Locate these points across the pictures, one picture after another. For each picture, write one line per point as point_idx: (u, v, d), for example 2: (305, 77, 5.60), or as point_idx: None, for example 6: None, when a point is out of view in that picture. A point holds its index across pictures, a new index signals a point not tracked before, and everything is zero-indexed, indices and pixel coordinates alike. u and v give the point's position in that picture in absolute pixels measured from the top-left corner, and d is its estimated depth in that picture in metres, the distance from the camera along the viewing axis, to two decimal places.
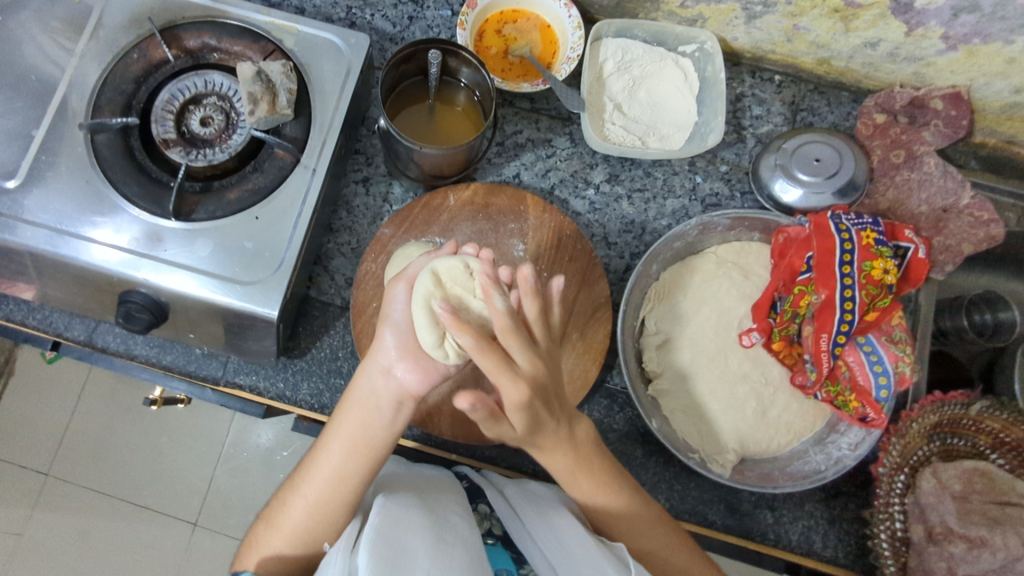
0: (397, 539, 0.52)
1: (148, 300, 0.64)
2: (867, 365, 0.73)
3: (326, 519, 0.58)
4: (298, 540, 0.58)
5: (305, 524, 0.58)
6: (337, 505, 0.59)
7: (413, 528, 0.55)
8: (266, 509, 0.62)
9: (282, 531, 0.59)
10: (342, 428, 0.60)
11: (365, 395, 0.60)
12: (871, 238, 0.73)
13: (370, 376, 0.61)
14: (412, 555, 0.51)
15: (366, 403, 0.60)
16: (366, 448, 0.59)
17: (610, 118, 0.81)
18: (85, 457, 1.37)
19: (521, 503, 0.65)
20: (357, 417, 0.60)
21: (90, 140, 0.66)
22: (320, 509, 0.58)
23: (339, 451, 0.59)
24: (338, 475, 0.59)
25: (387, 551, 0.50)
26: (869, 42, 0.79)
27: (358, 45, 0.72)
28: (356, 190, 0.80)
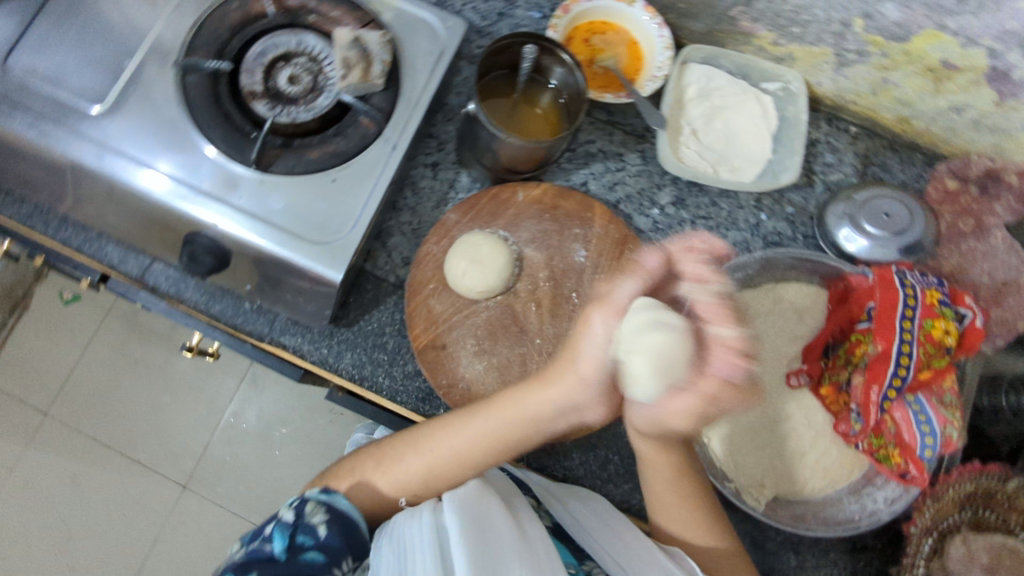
0: (483, 517, 0.54)
1: (213, 244, 0.64)
2: (915, 423, 0.70)
3: (435, 478, 0.65)
4: (415, 481, 0.65)
5: (420, 470, 0.65)
6: (453, 471, 0.65)
7: (493, 507, 0.56)
8: (368, 448, 0.67)
9: (401, 465, 0.65)
10: (504, 414, 0.65)
11: (536, 408, 0.65)
12: (935, 297, 0.72)
13: (552, 393, 0.65)
14: (498, 537, 0.53)
15: (533, 413, 0.65)
16: (500, 446, 0.65)
17: (686, 141, 0.81)
18: (85, 402, 1.35)
19: (586, 513, 0.67)
20: (513, 418, 0.65)
21: (179, 80, 0.66)
22: (433, 473, 0.65)
23: (477, 440, 0.64)
24: (481, 444, 0.65)
25: (477, 529, 0.52)
26: (956, 106, 0.78)
27: (455, 29, 0.73)
28: (424, 172, 0.80)
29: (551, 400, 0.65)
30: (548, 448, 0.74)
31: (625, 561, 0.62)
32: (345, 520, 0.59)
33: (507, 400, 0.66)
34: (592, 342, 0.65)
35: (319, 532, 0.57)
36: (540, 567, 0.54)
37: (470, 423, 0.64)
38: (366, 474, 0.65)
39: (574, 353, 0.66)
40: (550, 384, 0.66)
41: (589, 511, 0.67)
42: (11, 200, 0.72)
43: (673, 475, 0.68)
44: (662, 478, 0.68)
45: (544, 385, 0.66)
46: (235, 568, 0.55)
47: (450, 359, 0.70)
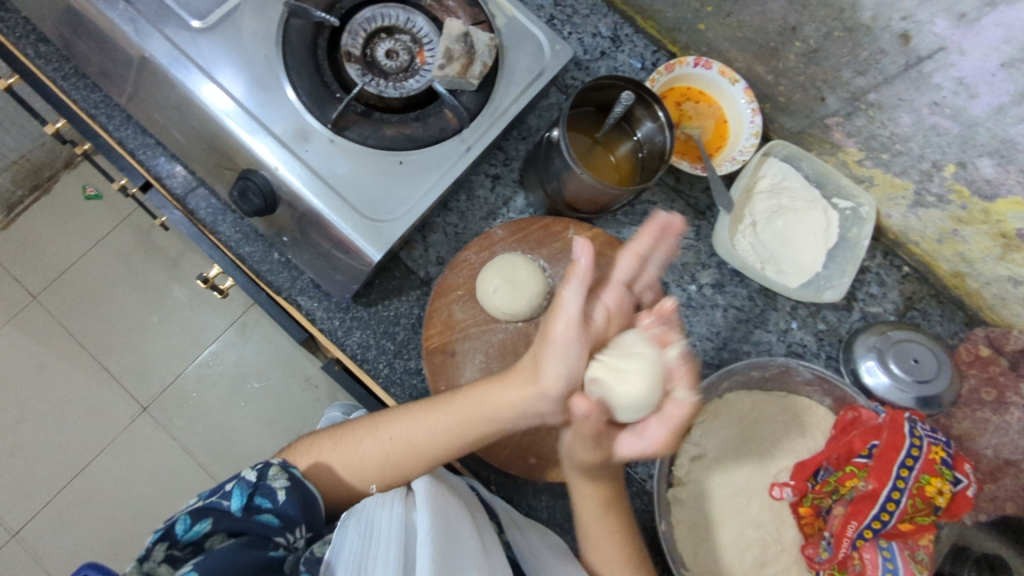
0: (452, 520, 0.51)
1: (267, 187, 0.62)
2: (880, 568, 0.69)
3: (394, 467, 0.60)
4: (381, 465, 0.60)
5: (376, 457, 0.60)
6: (412, 462, 0.60)
7: (463, 517, 0.54)
8: (328, 426, 0.63)
9: (358, 449, 0.60)
10: (466, 407, 0.60)
11: (495, 406, 0.60)
12: (938, 455, 0.69)
13: (514, 393, 0.59)
14: (464, 543, 0.50)
15: (492, 409, 0.60)
16: (462, 441, 0.61)
17: (742, 231, 0.81)
18: (77, 297, 1.34)
19: (542, 551, 0.62)
20: (469, 411, 0.60)
21: (284, 20, 0.66)
22: (392, 461, 0.60)
23: (435, 430, 0.60)
24: (442, 434, 0.60)
25: (447, 528, 0.49)
26: (1014, 278, 0.77)
27: (561, 54, 0.73)
28: (483, 181, 0.79)
29: (514, 398, 0.59)
30: (520, 482, 0.73)
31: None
32: (306, 496, 0.56)
33: (465, 391, 0.61)
34: (556, 358, 0.56)
35: (278, 496, 0.54)
36: None
37: (430, 413, 0.60)
38: (323, 453, 0.60)
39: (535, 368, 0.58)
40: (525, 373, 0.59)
41: (548, 551, 0.62)
42: (84, 85, 0.72)
43: (619, 522, 0.63)
44: (590, 513, 0.62)
45: (507, 381, 0.60)
46: (188, 513, 0.51)
47: (455, 367, 0.68)
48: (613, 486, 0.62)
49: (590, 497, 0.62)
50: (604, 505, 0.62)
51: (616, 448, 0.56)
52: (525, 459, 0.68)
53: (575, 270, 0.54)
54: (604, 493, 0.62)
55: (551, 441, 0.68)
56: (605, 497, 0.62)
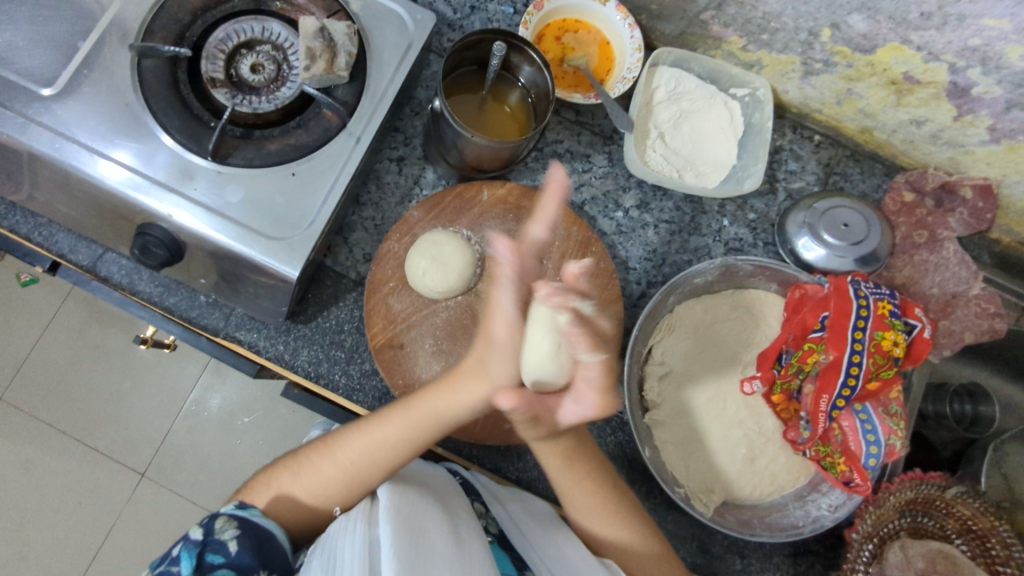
0: (416, 521, 0.52)
1: (167, 236, 0.62)
2: (860, 432, 0.73)
3: (356, 483, 0.60)
4: (342, 485, 0.60)
5: (336, 480, 0.60)
6: (371, 475, 0.60)
7: (429, 512, 0.55)
8: (285, 454, 0.62)
9: (315, 475, 0.60)
10: (414, 417, 0.60)
11: (449, 409, 0.60)
12: (887, 309, 0.72)
13: (463, 396, 0.60)
14: (432, 540, 0.51)
15: (447, 412, 0.60)
16: (421, 446, 0.61)
17: (652, 145, 0.81)
18: (42, 386, 1.31)
19: (527, 521, 0.65)
20: (423, 418, 0.60)
21: (136, 64, 0.64)
22: (355, 480, 0.60)
23: (391, 443, 0.60)
24: (393, 446, 0.60)
25: (409, 532, 0.50)
26: (916, 119, 0.80)
27: (424, 22, 0.72)
28: (389, 167, 0.78)
29: (464, 401, 0.60)
30: (503, 449, 0.74)
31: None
32: (259, 535, 0.56)
33: (414, 402, 0.61)
34: (499, 355, 0.60)
35: (230, 548, 0.53)
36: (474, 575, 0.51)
37: (383, 428, 0.60)
38: (286, 487, 0.60)
39: (483, 359, 0.60)
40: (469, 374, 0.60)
41: (531, 521, 0.65)
42: None
43: (591, 471, 0.65)
44: (558, 472, 0.64)
45: (455, 384, 0.61)
46: None
47: (407, 359, 0.69)
48: (574, 438, 0.64)
49: (553, 455, 0.63)
50: (566, 460, 0.63)
51: (556, 416, 0.58)
52: (500, 426, 0.69)
53: (500, 269, 0.55)
54: (565, 449, 0.63)
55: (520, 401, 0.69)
56: (565, 450, 0.63)
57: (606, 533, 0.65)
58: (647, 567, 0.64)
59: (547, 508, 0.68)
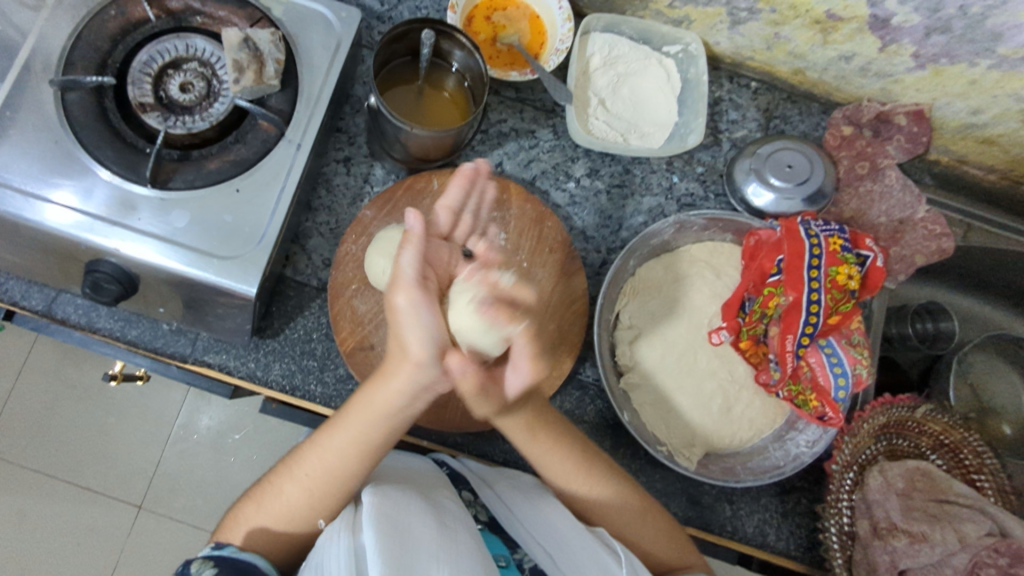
0: (401, 519, 0.54)
1: (118, 270, 0.61)
2: (828, 366, 0.74)
3: (323, 496, 0.59)
4: (312, 502, 0.59)
5: (301, 503, 0.59)
6: (335, 492, 0.59)
7: (411, 507, 0.56)
8: (252, 486, 0.62)
9: (280, 498, 0.59)
10: (354, 421, 0.58)
11: (384, 401, 0.58)
12: (838, 244, 0.74)
13: (396, 384, 0.58)
14: (417, 535, 0.53)
15: (382, 405, 0.58)
16: (374, 450, 0.59)
17: (594, 113, 0.81)
18: (23, 434, 1.28)
19: (515, 499, 0.66)
20: (366, 420, 0.58)
21: (60, 99, 0.62)
22: (316, 494, 0.59)
23: (339, 451, 0.59)
24: (345, 456, 0.59)
25: (394, 531, 0.52)
26: (844, 55, 0.81)
27: (350, 20, 0.71)
28: (336, 169, 0.78)
29: (396, 390, 0.58)
30: (487, 433, 0.76)
31: (556, 552, 0.62)
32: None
33: (352, 405, 0.59)
34: (412, 324, 0.56)
35: None
36: (462, 562, 0.53)
37: (331, 440, 0.59)
38: (254, 517, 0.59)
39: (400, 342, 0.57)
40: (395, 360, 0.58)
41: (522, 499, 0.66)
42: None
43: (553, 438, 0.65)
44: (525, 442, 0.65)
45: (386, 375, 0.58)
46: None
47: (379, 359, 0.70)
48: (535, 411, 0.65)
49: (518, 429, 0.64)
50: (530, 432, 0.64)
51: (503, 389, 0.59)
52: (480, 411, 0.71)
53: (411, 236, 0.57)
54: (526, 423, 0.64)
55: None
56: (528, 424, 0.64)
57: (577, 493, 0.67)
58: (635, 527, 0.66)
59: (533, 480, 0.70)
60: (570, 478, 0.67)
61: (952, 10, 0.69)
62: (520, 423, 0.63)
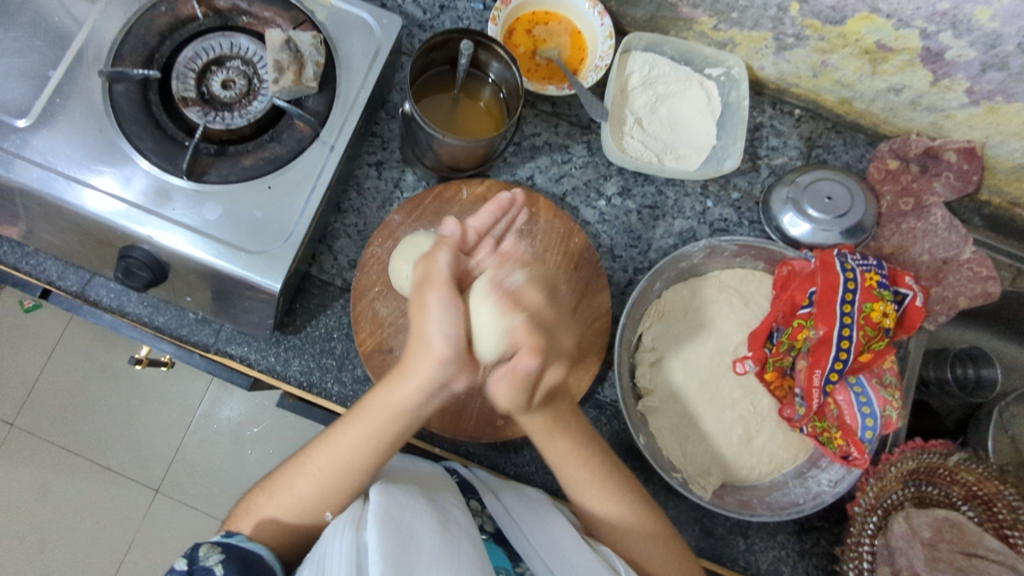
0: (405, 522, 0.53)
1: (150, 258, 0.63)
2: (857, 405, 0.71)
3: (336, 486, 0.60)
4: (325, 493, 0.60)
5: (312, 497, 0.60)
6: (344, 488, 0.60)
7: (416, 508, 0.56)
8: (263, 479, 0.62)
9: (293, 492, 0.60)
10: (368, 416, 0.59)
11: (399, 399, 0.58)
12: (874, 280, 0.72)
13: (413, 379, 0.58)
14: (420, 538, 0.52)
15: (398, 402, 0.58)
16: (386, 443, 0.60)
17: (630, 132, 0.81)
18: (54, 410, 1.32)
19: (520, 511, 0.65)
20: (380, 415, 0.59)
21: (107, 89, 0.64)
22: (329, 489, 0.60)
23: (354, 445, 0.59)
24: (358, 447, 0.59)
25: (396, 533, 0.51)
26: (894, 87, 0.79)
27: (391, 26, 0.72)
28: (368, 172, 0.79)
29: (411, 382, 0.58)
30: (500, 445, 0.75)
31: (556, 565, 0.61)
32: (240, 559, 0.56)
33: (367, 400, 0.60)
34: (433, 323, 0.56)
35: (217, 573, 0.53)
36: (462, 568, 0.52)
37: (346, 432, 0.59)
38: (265, 510, 0.60)
39: (421, 338, 0.57)
40: (416, 355, 0.58)
41: (528, 510, 0.66)
42: None
43: (572, 445, 0.64)
44: (543, 442, 0.64)
45: (405, 371, 0.58)
46: None
47: (397, 363, 0.70)
48: (554, 414, 0.63)
49: (534, 429, 0.63)
50: (547, 432, 0.63)
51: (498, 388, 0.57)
52: (494, 423, 0.70)
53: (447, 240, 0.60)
54: (544, 422, 0.63)
55: None
56: (545, 425, 0.63)
57: (590, 505, 0.66)
58: (645, 550, 0.64)
59: (543, 495, 0.69)
60: (591, 498, 0.65)
61: (1010, 46, 0.66)
62: (538, 422, 0.63)
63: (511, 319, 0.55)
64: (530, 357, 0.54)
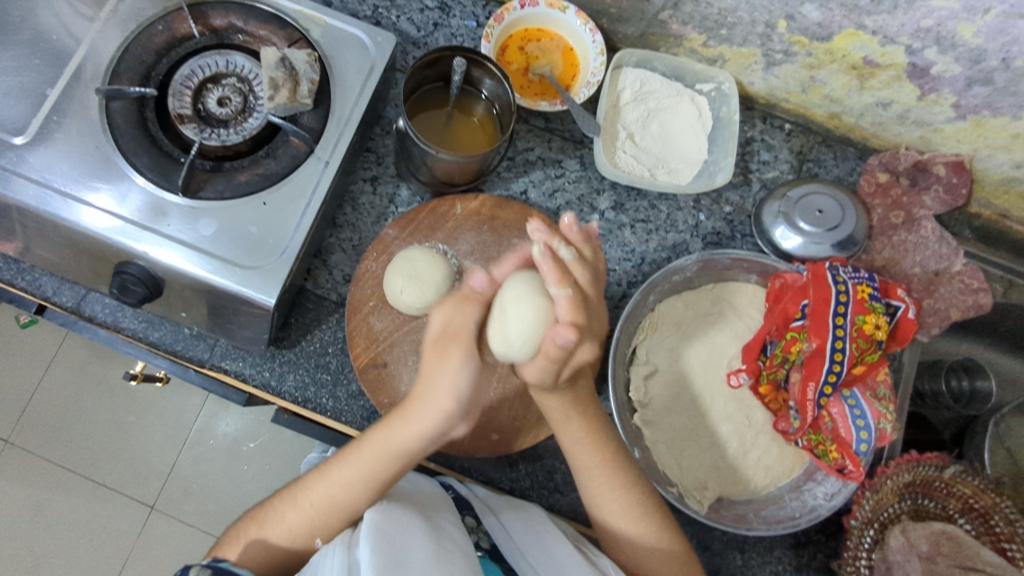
0: (398, 541, 0.53)
1: (144, 273, 0.63)
2: (851, 418, 0.71)
3: (326, 520, 0.60)
4: (315, 524, 0.60)
5: (301, 527, 0.59)
6: (334, 521, 0.60)
7: (410, 527, 0.56)
8: (253, 507, 0.62)
9: (282, 520, 0.60)
10: (364, 456, 0.59)
11: (400, 444, 0.58)
12: (865, 292, 0.72)
13: (415, 424, 0.58)
14: (412, 554, 0.52)
15: (397, 446, 0.58)
16: (382, 483, 0.60)
17: (622, 146, 0.81)
18: (49, 426, 1.32)
19: (516, 528, 0.65)
20: (379, 455, 0.59)
21: (104, 107, 0.65)
22: (318, 522, 0.60)
23: (348, 483, 0.59)
24: (351, 485, 0.59)
25: (388, 552, 0.51)
26: (882, 101, 0.80)
27: (385, 44, 0.73)
28: (363, 187, 0.79)
29: (413, 430, 0.58)
30: (494, 460, 0.75)
31: None
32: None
33: (368, 438, 0.60)
34: (448, 374, 0.57)
35: None
36: None
37: (341, 469, 0.60)
38: (255, 537, 0.60)
39: (428, 389, 0.58)
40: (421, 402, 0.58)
41: (523, 526, 0.65)
42: None
43: (587, 428, 0.64)
44: (559, 425, 0.64)
45: (406, 417, 0.59)
46: None
47: (391, 377, 0.70)
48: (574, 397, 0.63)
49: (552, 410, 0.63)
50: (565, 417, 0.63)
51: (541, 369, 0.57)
52: (489, 437, 0.70)
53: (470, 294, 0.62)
54: (564, 405, 0.63)
55: (505, 414, 0.70)
56: (564, 408, 0.63)
57: (598, 500, 0.65)
58: (647, 556, 0.64)
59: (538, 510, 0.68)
60: (599, 496, 0.64)
61: (994, 62, 0.67)
62: (558, 404, 0.62)
63: (562, 289, 0.56)
64: (567, 330, 0.53)
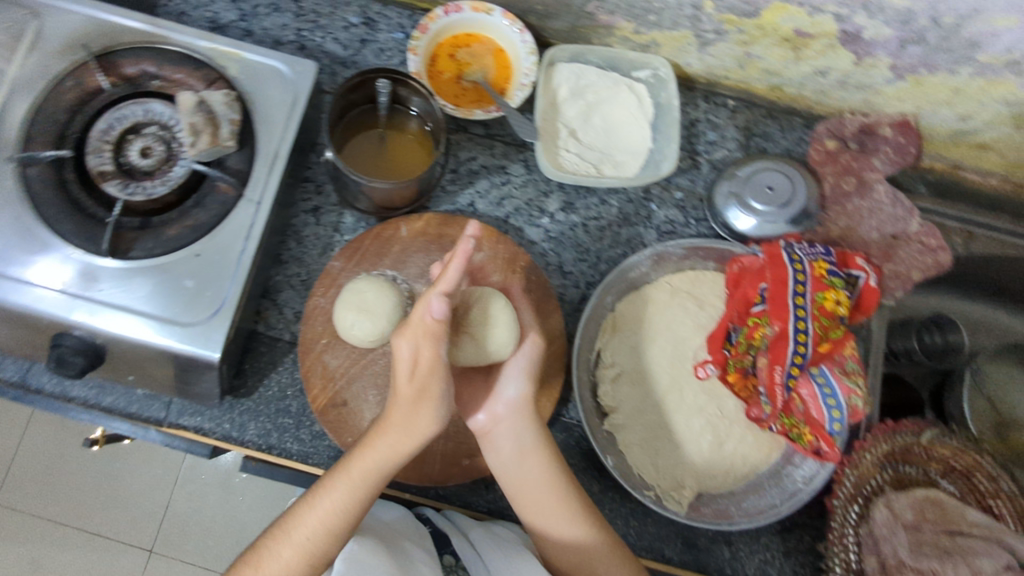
0: None
1: (81, 343, 0.61)
2: (821, 397, 0.70)
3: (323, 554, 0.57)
4: (313, 561, 0.56)
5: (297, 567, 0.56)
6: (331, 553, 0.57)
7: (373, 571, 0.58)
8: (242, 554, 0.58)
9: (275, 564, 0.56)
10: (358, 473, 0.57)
11: (392, 454, 0.57)
12: (823, 269, 0.71)
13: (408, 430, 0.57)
14: None
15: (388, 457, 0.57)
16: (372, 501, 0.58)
17: (564, 145, 0.80)
18: (34, 483, 1.29)
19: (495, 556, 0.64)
20: (371, 470, 0.57)
21: (19, 175, 0.63)
22: (316, 557, 0.56)
23: (343, 507, 0.57)
24: (347, 509, 0.57)
25: None
26: (820, 70, 0.79)
27: (305, 73, 0.70)
28: (305, 220, 0.77)
29: (405, 437, 0.57)
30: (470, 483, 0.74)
31: None
32: None
33: (357, 455, 0.58)
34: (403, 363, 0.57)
35: None
36: None
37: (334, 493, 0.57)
38: None
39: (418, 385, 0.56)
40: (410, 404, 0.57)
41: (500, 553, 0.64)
42: None
43: (547, 456, 0.65)
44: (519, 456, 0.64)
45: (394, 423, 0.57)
46: None
47: (352, 415, 0.68)
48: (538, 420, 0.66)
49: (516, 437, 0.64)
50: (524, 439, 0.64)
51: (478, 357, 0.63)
52: (459, 463, 0.69)
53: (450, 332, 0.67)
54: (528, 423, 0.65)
55: (472, 436, 0.70)
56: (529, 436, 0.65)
57: (551, 526, 0.63)
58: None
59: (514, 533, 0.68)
60: (552, 521, 0.63)
61: (923, 21, 0.66)
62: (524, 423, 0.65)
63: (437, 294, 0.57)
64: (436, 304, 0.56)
